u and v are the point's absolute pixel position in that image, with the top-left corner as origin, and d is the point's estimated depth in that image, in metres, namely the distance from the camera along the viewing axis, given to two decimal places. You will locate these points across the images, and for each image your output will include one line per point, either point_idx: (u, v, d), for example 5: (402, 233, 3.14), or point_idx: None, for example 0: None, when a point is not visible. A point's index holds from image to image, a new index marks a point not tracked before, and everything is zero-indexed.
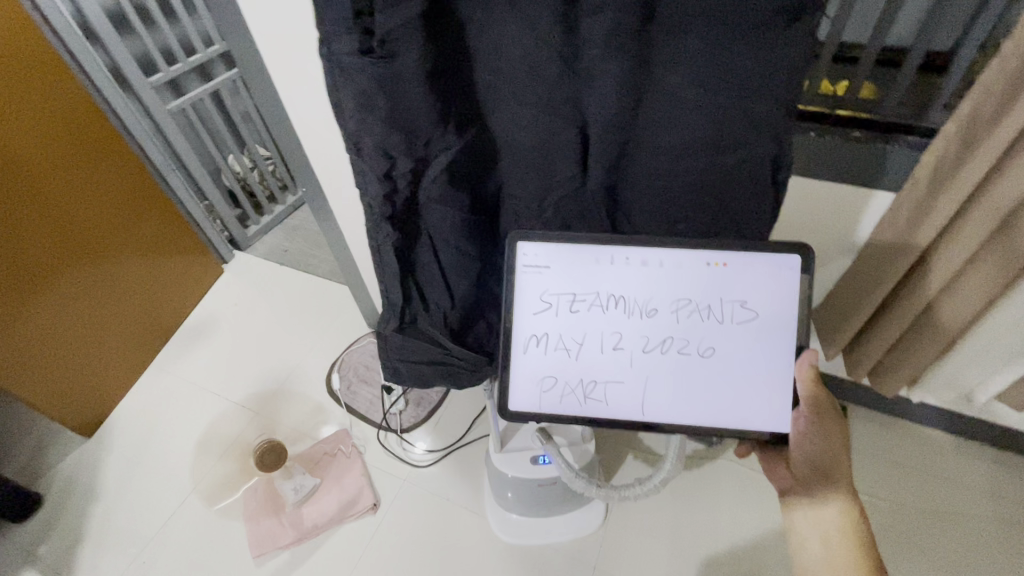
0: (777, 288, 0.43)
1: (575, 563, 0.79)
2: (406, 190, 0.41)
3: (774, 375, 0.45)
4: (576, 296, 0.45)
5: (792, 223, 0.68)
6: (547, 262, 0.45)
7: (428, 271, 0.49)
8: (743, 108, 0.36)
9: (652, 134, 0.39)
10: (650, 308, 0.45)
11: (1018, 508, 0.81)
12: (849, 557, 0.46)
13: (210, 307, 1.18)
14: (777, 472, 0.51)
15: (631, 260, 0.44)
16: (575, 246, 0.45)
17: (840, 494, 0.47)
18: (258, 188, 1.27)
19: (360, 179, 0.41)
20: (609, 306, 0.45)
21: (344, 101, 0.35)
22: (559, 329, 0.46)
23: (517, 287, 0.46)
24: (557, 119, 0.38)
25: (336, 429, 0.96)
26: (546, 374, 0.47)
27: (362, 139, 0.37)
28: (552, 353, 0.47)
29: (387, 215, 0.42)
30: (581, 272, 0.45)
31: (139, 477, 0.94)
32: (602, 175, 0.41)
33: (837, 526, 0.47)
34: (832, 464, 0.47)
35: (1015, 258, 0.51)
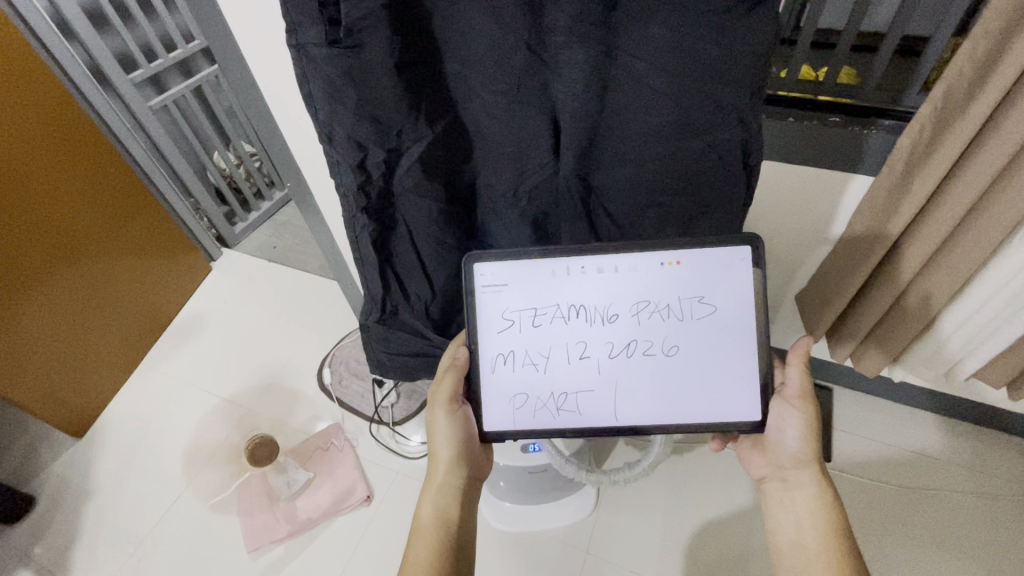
0: (728, 280, 0.55)
1: (567, 544, 0.99)
2: (380, 180, 0.52)
3: (735, 357, 0.56)
4: (537, 311, 0.57)
5: (776, 206, 0.85)
6: (503, 281, 0.56)
7: (406, 260, 0.61)
8: (705, 92, 0.45)
9: (623, 113, 0.48)
10: (610, 314, 0.56)
11: (992, 476, 1.01)
12: (821, 532, 0.57)
13: (201, 307, 1.46)
14: (754, 460, 0.64)
15: (587, 268, 0.56)
16: (528, 269, 0.56)
17: (813, 482, 0.59)
18: (245, 184, 1.58)
19: (339, 175, 0.51)
20: (570, 314, 0.57)
21: (314, 91, 0.44)
22: (523, 343, 0.58)
23: (479, 307, 0.57)
24: (530, 108, 0.48)
25: (329, 423, 1.20)
26: (518, 389, 0.58)
27: (335, 128, 0.46)
28: (520, 369, 0.58)
29: (363, 206, 0.53)
30: (531, 289, 0.56)
31: (129, 479, 1.16)
32: (573, 157, 0.50)
33: (811, 509, 0.59)
34: (807, 452, 0.59)
35: (982, 240, 0.65)
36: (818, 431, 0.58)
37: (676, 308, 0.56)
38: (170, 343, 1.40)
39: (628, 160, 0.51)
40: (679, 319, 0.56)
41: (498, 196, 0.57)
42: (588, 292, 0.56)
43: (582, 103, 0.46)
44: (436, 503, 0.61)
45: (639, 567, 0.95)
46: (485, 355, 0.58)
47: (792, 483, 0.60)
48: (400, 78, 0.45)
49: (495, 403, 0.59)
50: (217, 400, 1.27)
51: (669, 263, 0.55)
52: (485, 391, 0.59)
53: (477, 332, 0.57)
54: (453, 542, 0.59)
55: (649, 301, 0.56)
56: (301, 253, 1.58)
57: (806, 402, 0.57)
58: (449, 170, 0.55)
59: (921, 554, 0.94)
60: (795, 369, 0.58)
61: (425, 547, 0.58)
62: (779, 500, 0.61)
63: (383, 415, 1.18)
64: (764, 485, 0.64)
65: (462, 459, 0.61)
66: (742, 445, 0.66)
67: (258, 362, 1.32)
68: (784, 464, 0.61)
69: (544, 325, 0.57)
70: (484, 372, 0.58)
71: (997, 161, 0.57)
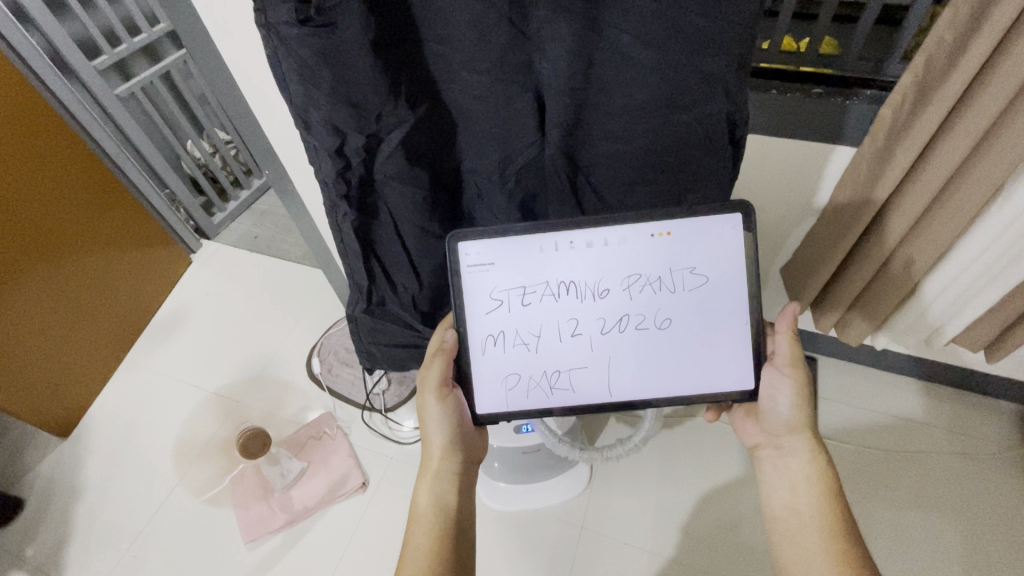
0: (719, 248, 0.55)
1: (563, 521, 1.00)
2: (359, 166, 0.50)
3: (726, 328, 0.57)
4: (526, 289, 0.56)
5: (761, 179, 0.85)
6: (490, 260, 0.56)
7: (389, 247, 0.60)
8: (692, 63, 0.44)
9: (610, 88, 0.47)
10: (602, 289, 0.56)
11: (970, 437, 1.05)
12: (814, 495, 0.59)
13: (183, 301, 1.43)
14: (749, 429, 0.66)
15: (575, 244, 0.55)
16: (515, 247, 0.55)
17: (806, 447, 0.61)
18: (222, 172, 1.54)
19: (316, 160, 0.49)
20: (560, 291, 0.56)
21: (287, 72, 0.42)
22: (513, 322, 0.57)
23: (466, 288, 0.56)
24: (514, 86, 0.46)
25: (321, 413, 1.20)
26: (510, 370, 0.58)
27: (310, 111, 0.45)
28: (512, 349, 0.58)
29: (343, 193, 0.52)
30: (519, 267, 0.56)
31: (120, 476, 1.15)
32: (559, 134, 0.49)
33: (804, 473, 0.60)
34: (800, 420, 0.60)
35: (963, 207, 0.66)
36: (810, 398, 0.59)
37: (668, 280, 0.56)
38: (153, 339, 1.37)
39: (614, 137, 0.50)
40: (671, 291, 0.56)
41: (483, 177, 0.56)
42: (577, 268, 0.56)
43: (568, 80, 0.45)
44: (433, 491, 0.61)
45: (634, 539, 0.97)
46: (475, 336, 0.58)
47: (786, 450, 0.62)
48: (376, 55, 0.43)
49: (486, 385, 0.59)
50: (205, 393, 1.25)
51: (659, 235, 0.55)
52: (476, 373, 0.58)
53: (466, 314, 0.57)
54: (452, 527, 0.60)
55: (640, 274, 0.56)
56: (283, 242, 1.55)
57: (796, 369, 0.58)
58: (432, 151, 0.53)
59: (904, 514, 0.97)
60: (783, 337, 0.59)
61: (424, 535, 0.59)
62: (773, 466, 0.63)
63: (375, 403, 1.18)
64: (758, 453, 0.65)
65: (455, 444, 0.62)
66: (736, 415, 0.68)
67: (245, 354, 1.31)
68: (778, 432, 0.62)
69: (534, 303, 0.57)
70: (474, 354, 0.58)
71: (976, 130, 0.58)
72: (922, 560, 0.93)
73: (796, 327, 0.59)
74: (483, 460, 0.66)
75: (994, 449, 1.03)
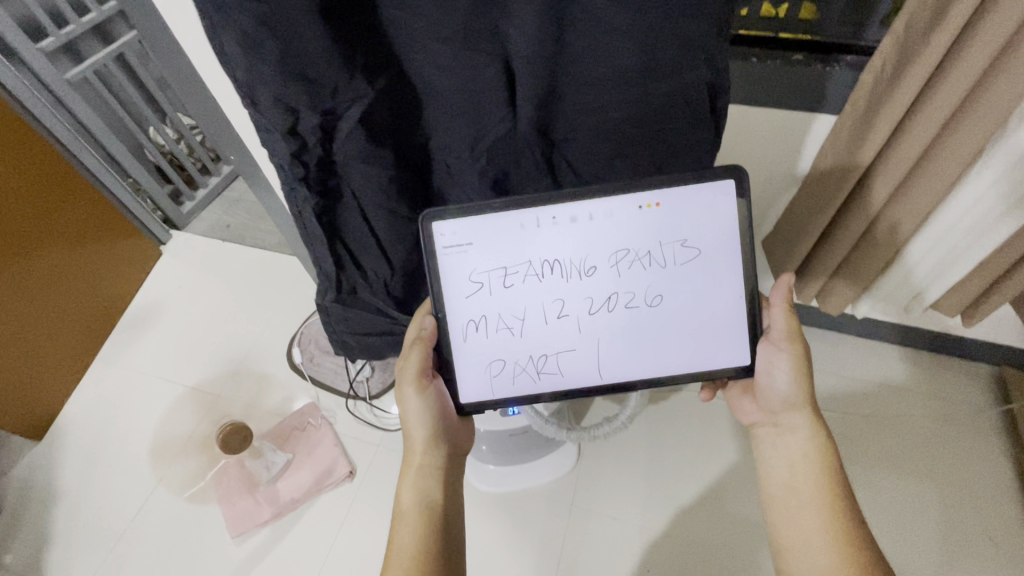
0: (710, 219, 0.53)
1: (552, 500, 1.01)
2: (316, 147, 0.47)
3: (714, 301, 0.56)
4: (507, 270, 0.54)
5: (742, 151, 0.84)
6: (467, 240, 0.53)
7: (355, 231, 0.57)
8: (669, 26, 0.41)
9: (583, 58, 0.44)
10: (588, 266, 0.54)
11: (947, 398, 1.07)
12: (813, 472, 0.59)
13: (155, 294, 1.39)
14: (746, 407, 0.66)
15: (558, 219, 0.53)
16: (494, 225, 0.53)
17: (805, 424, 0.60)
18: (189, 160, 1.48)
19: (268, 141, 0.46)
20: (544, 271, 0.55)
21: (228, 47, 0.39)
22: (495, 306, 0.56)
23: (443, 270, 0.54)
24: (479, 55, 0.43)
25: (306, 402, 1.18)
26: (494, 356, 0.57)
27: (257, 88, 0.41)
28: (496, 334, 0.56)
29: (300, 176, 0.48)
30: (499, 247, 0.54)
31: (99, 477, 1.12)
32: (530, 108, 0.46)
33: (803, 451, 0.60)
34: (797, 396, 0.59)
35: (942, 172, 0.65)
36: (808, 375, 0.58)
37: (658, 254, 0.54)
38: (125, 335, 1.33)
39: (588, 109, 0.48)
40: (661, 266, 0.55)
41: (453, 156, 0.53)
42: (560, 246, 0.54)
43: (536, 51, 0.42)
44: (415, 486, 0.60)
45: (624, 513, 0.98)
46: (455, 322, 0.56)
47: (784, 427, 0.62)
48: (328, 26, 0.40)
49: (469, 372, 0.57)
50: (182, 388, 1.22)
51: (647, 206, 0.53)
52: (459, 361, 0.57)
53: (445, 299, 0.55)
54: (439, 521, 0.59)
55: (628, 250, 0.54)
56: (257, 229, 1.50)
57: (793, 344, 0.57)
58: (397, 128, 0.50)
59: (884, 475, 1.00)
60: (778, 312, 0.58)
61: (409, 533, 0.57)
62: (771, 444, 0.63)
63: (359, 390, 1.16)
64: (755, 431, 0.65)
65: (436, 436, 0.60)
66: (732, 392, 0.68)
67: (223, 346, 1.27)
68: (776, 409, 0.62)
69: (517, 285, 0.55)
70: (456, 341, 0.56)
71: (956, 95, 0.57)
72: (901, 519, 0.96)
73: (791, 300, 0.58)
74: (468, 451, 0.65)
75: (970, 411, 1.05)
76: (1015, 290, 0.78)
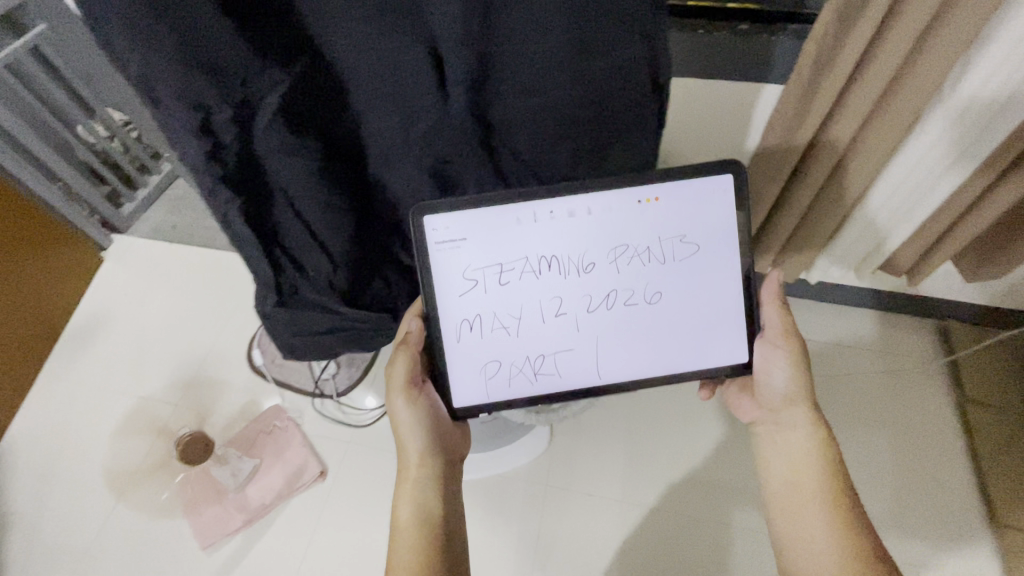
0: (708, 213, 0.56)
1: (527, 482, 1.01)
2: (234, 143, 0.44)
3: (705, 291, 0.59)
4: (503, 267, 0.57)
5: (695, 124, 0.84)
6: (460, 236, 0.55)
7: (291, 230, 0.53)
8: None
9: (518, 34, 0.42)
10: (586, 263, 0.57)
11: (898, 352, 1.12)
12: (813, 468, 0.61)
13: (99, 304, 1.31)
14: (746, 405, 0.68)
15: (557, 215, 0.55)
16: (491, 222, 0.55)
17: (805, 421, 0.62)
18: (125, 159, 1.40)
19: (177, 143, 0.42)
20: (542, 268, 0.57)
21: (115, 36, 0.36)
22: (491, 304, 0.58)
23: (434, 266, 0.56)
24: (403, 38, 0.41)
25: (271, 405, 1.14)
26: (491, 357, 0.60)
27: (159, 86, 0.38)
28: (493, 333, 0.59)
29: (220, 176, 0.45)
30: (493, 246, 0.56)
31: (54, 501, 1.06)
32: (463, 93, 0.44)
33: (805, 448, 0.62)
34: (795, 392, 0.62)
35: (883, 138, 0.67)
36: (805, 370, 0.61)
37: (657, 250, 0.58)
38: (69, 348, 1.25)
39: (526, 87, 0.46)
40: (660, 262, 0.58)
41: (387, 142, 0.51)
42: (558, 244, 0.56)
43: (467, 27, 0.40)
44: (413, 499, 0.60)
45: (597, 489, 1.00)
46: (449, 322, 0.58)
47: (785, 425, 0.63)
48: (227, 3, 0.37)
49: (467, 372, 0.60)
50: (136, 398, 1.17)
51: (646, 200, 0.56)
52: (453, 362, 0.60)
53: (439, 299, 0.57)
54: (440, 533, 0.59)
55: (627, 246, 0.57)
56: (205, 228, 1.43)
57: (788, 339, 0.60)
58: (319, 115, 0.48)
59: (842, 432, 1.04)
60: (771, 308, 0.61)
61: (408, 546, 0.58)
62: (772, 442, 0.64)
63: (325, 389, 1.14)
64: (755, 429, 0.67)
65: (431, 446, 0.62)
66: (729, 390, 0.70)
67: (177, 354, 1.22)
68: (776, 406, 0.64)
69: (513, 281, 0.57)
70: (450, 342, 0.59)
71: (893, 62, 0.58)
72: (858, 471, 1.00)
73: (782, 296, 0.62)
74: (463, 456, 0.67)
75: (921, 368, 1.10)
76: (956, 247, 0.81)
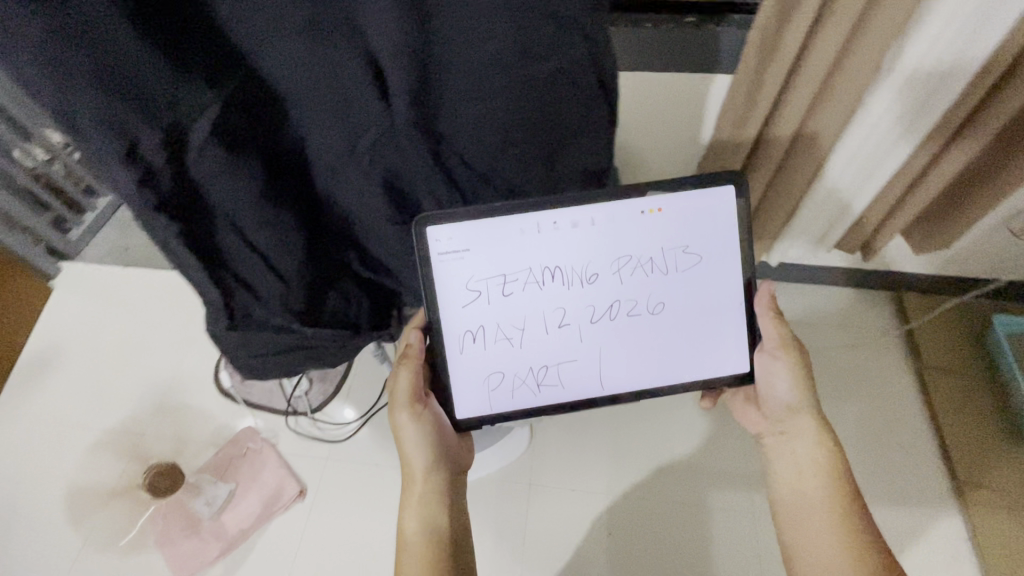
0: (708, 223, 0.61)
1: (511, 483, 1.01)
2: (167, 169, 0.42)
3: (706, 300, 0.64)
4: (506, 279, 0.62)
5: (651, 117, 0.85)
6: (464, 247, 0.60)
7: (238, 255, 0.51)
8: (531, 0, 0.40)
9: (456, 44, 0.42)
10: (589, 274, 0.62)
11: (860, 325, 1.16)
12: (817, 475, 0.65)
13: (51, 337, 1.25)
14: (754, 417, 0.73)
15: (561, 228, 0.60)
16: (497, 235, 0.60)
17: (808, 430, 0.67)
18: (68, 182, 1.33)
19: (105, 171, 0.40)
20: (545, 279, 0.62)
21: (26, 64, 0.34)
22: (493, 314, 0.63)
23: (438, 276, 0.60)
24: (338, 50, 0.40)
25: (244, 427, 1.11)
26: (495, 368, 0.65)
27: (79, 113, 0.36)
28: (497, 343, 0.64)
29: (155, 204, 0.43)
30: (497, 257, 0.60)
31: (16, 548, 1.01)
32: (406, 105, 0.43)
33: (808, 455, 0.67)
34: (797, 402, 0.67)
35: (831, 118, 0.70)
36: (805, 381, 0.67)
37: (660, 261, 0.62)
38: (21, 384, 1.19)
39: (472, 97, 0.45)
40: (663, 272, 0.63)
41: (334, 157, 0.50)
42: (561, 256, 0.61)
43: (403, 42, 0.39)
44: (419, 515, 0.65)
45: (580, 484, 1.01)
46: (453, 333, 0.63)
47: (790, 434, 0.68)
48: (142, 27, 0.36)
49: (472, 382, 0.65)
50: (98, 433, 1.12)
51: (650, 211, 0.60)
52: (454, 372, 0.64)
53: (444, 308, 0.62)
54: (448, 547, 0.64)
55: (630, 257, 0.62)
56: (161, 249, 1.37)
57: (785, 351, 0.66)
58: (258, 133, 0.46)
59: None
60: (767, 319, 0.66)
61: (416, 561, 0.62)
62: (779, 452, 0.69)
63: (298, 406, 1.11)
64: (763, 440, 0.72)
65: (433, 461, 0.66)
66: (736, 402, 0.75)
67: (140, 382, 1.17)
68: (781, 416, 0.69)
69: (516, 292, 0.62)
70: (453, 353, 0.64)
71: (834, 45, 0.60)
72: None
73: (776, 308, 0.66)
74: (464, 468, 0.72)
75: (881, 338, 1.15)
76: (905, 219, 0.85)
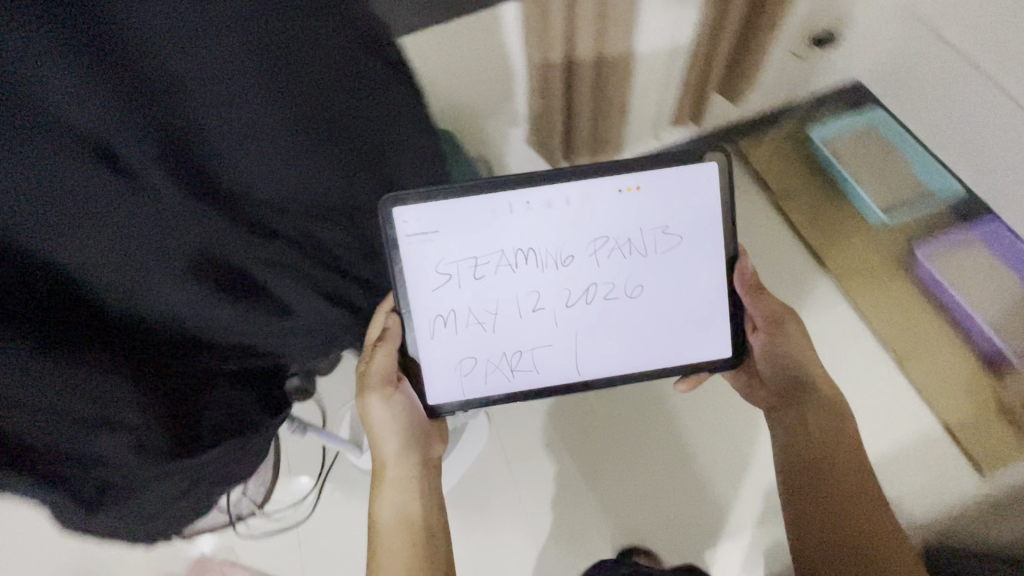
0: (687, 203, 0.63)
1: (490, 465, 1.01)
2: None
3: (689, 278, 0.66)
4: (478, 262, 0.62)
5: (458, 70, 0.83)
6: (432, 228, 0.60)
7: (62, 433, 0.41)
8: (240, 29, 0.41)
9: (177, 85, 0.39)
10: (565, 256, 0.63)
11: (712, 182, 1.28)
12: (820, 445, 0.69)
13: None
14: (760, 394, 0.77)
15: (534, 207, 0.61)
16: (461, 217, 0.60)
17: (811, 402, 0.72)
18: None
19: None
20: (518, 261, 0.63)
21: None
22: (466, 296, 0.63)
23: (406, 255, 0.61)
24: (54, 153, 0.35)
25: (190, 564, 0.97)
26: (467, 353, 0.65)
27: None
28: (468, 326, 0.64)
29: None
30: (463, 237, 0.61)
31: None
32: (164, 173, 0.40)
33: (810, 424, 0.71)
34: (796, 378, 0.73)
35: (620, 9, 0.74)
36: (796, 355, 0.73)
37: (637, 243, 0.64)
38: None
39: (238, 145, 0.45)
40: (641, 254, 0.64)
41: (116, 270, 0.43)
42: (534, 237, 0.62)
43: (114, 101, 0.36)
44: (392, 505, 0.66)
45: (555, 439, 1.02)
46: (423, 317, 0.64)
47: (793, 404, 0.73)
48: None
49: (444, 369, 0.65)
50: None
51: (626, 189, 0.62)
52: (426, 356, 0.65)
53: (410, 290, 0.62)
54: (422, 533, 0.65)
55: (607, 238, 0.63)
56: None
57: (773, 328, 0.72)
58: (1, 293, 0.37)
59: None
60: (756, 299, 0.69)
61: (394, 551, 0.63)
62: (787, 423, 0.73)
63: (242, 511, 0.99)
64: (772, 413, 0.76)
65: (402, 452, 0.68)
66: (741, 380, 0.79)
67: None
68: (783, 389, 0.74)
69: (488, 275, 0.63)
70: (424, 335, 0.64)
71: None
72: None
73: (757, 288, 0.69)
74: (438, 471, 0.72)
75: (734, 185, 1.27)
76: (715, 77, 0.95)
